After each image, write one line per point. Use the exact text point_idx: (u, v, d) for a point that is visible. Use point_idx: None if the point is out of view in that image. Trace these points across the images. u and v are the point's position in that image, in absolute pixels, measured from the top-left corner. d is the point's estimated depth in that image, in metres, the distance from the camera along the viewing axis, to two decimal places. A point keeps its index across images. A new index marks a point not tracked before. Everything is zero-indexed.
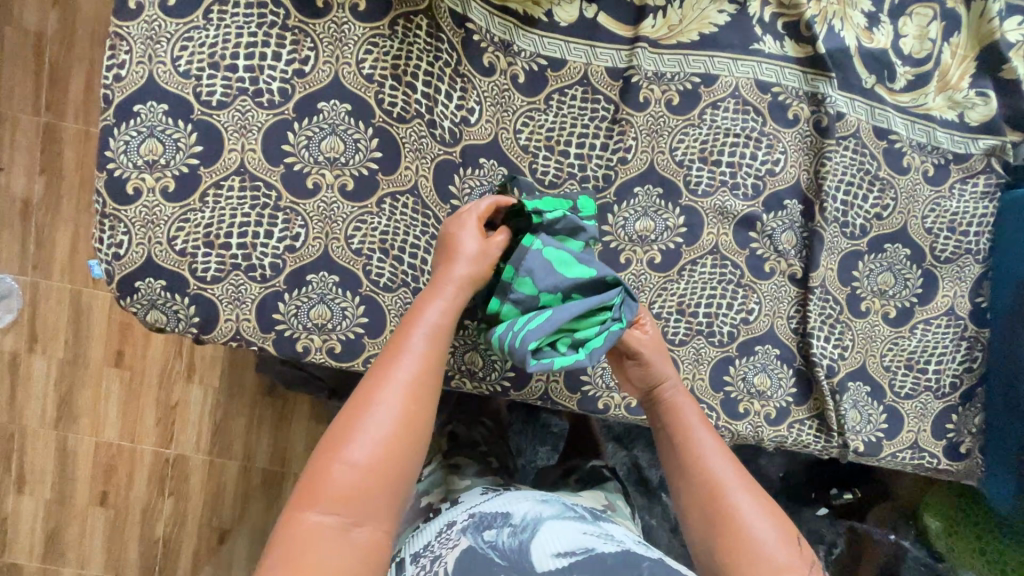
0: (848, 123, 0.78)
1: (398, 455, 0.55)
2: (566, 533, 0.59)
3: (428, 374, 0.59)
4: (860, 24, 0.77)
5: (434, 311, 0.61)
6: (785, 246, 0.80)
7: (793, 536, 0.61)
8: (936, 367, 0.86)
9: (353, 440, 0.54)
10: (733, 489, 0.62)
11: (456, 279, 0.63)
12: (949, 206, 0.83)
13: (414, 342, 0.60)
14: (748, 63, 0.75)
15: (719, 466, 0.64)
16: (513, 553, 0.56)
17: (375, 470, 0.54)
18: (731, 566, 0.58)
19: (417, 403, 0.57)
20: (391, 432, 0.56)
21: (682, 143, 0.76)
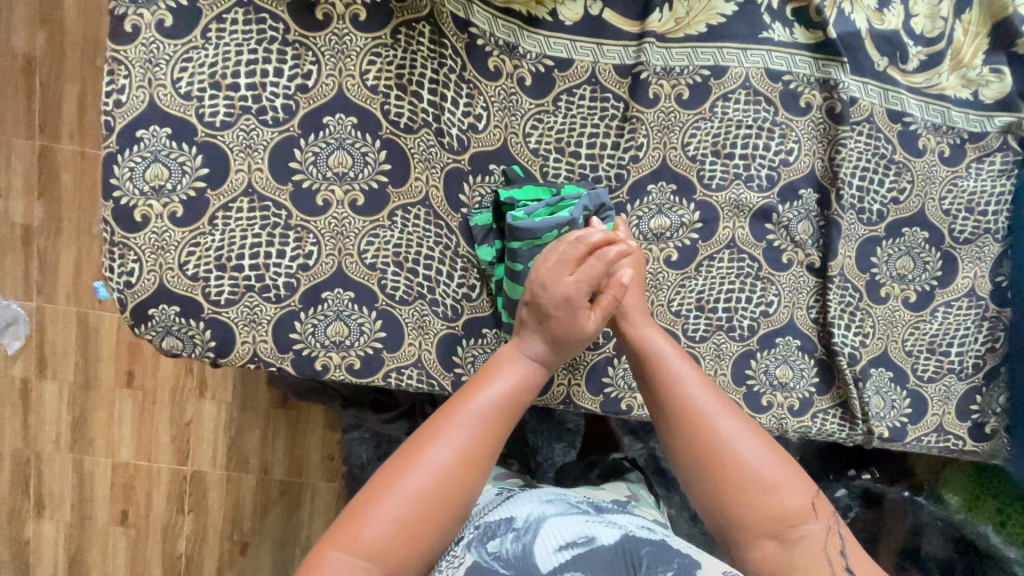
0: (861, 107, 0.77)
1: (451, 495, 0.54)
2: (568, 527, 0.56)
3: (483, 439, 0.57)
4: (871, 5, 0.75)
5: (512, 364, 0.61)
6: (801, 236, 0.79)
7: (785, 458, 0.61)
8: (958, 350, 0.85)
9: (408, 474, 0.54)
10: (720, 424, 0.61)
11: (553, 331, 0.61)
12: (966, 185, 0.82)
13: (488, 393, 0.59)
14: (757, 52, 0.74)
15: (704, 401, 0.63)
16: (518, 559, 0.53)
17: (429, 506, 0.53)
18: (731, 501, 0.59)
19: (480, 452, 0.56)
20: (435, 490, 0.54)
21: (694, 138, 0.75)
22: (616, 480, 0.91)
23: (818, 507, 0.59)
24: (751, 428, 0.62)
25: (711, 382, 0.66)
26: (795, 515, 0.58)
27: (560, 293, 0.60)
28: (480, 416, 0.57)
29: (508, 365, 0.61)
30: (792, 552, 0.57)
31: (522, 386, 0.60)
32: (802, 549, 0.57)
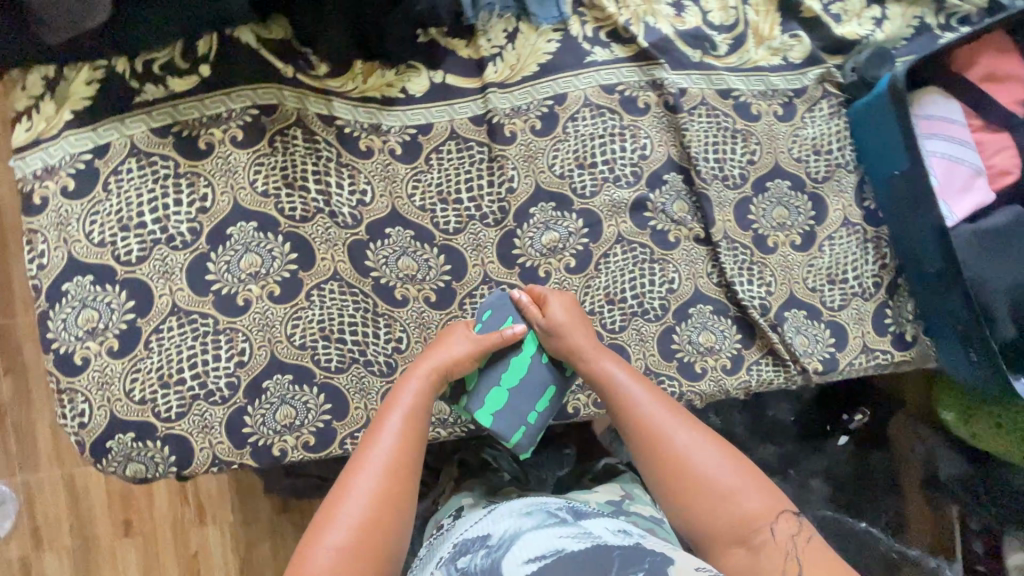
0: (692, 95, 0.88)
1: (373, 547, 0.60)
2: (540, 540, 0.62)
3: (401, 464, 0.65)
4: (670, 13, 0.87)
5: (405, 406, 0.68)
6: (679, 214, 0.88)
7: (741, 461, 0.68)
8: (855, 274, 0.93)
9: (326, 536, 0.59)
10: (676, 436, 0.68)
11: (435, 357, 0.72)
12: (808, 133, 0.92)
13: (388, 442, 0.66)
14: (588, 75, 0.85)
15: (659, 416, 0.70)
16: (488, 568, 0.61)
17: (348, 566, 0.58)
18: (693, 504, 0.65)
19: (393, 505, 0.62)
20: (366, 520, 0.61)
21: (558, 158, 0.84)
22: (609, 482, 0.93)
23: (781, 511, 0.64)
24: (705, 435, 0.69)
25: (667, 397, 0.73)
26: (750, 510, 0.64)
27: (449, 332, 0.74)
28: (387, 465, 0.64)
29: (398, 408, 0.68)
30: (755, 547, 0.62)
31: (415, 427, 0.68)
32: (766, 551, 0.61)
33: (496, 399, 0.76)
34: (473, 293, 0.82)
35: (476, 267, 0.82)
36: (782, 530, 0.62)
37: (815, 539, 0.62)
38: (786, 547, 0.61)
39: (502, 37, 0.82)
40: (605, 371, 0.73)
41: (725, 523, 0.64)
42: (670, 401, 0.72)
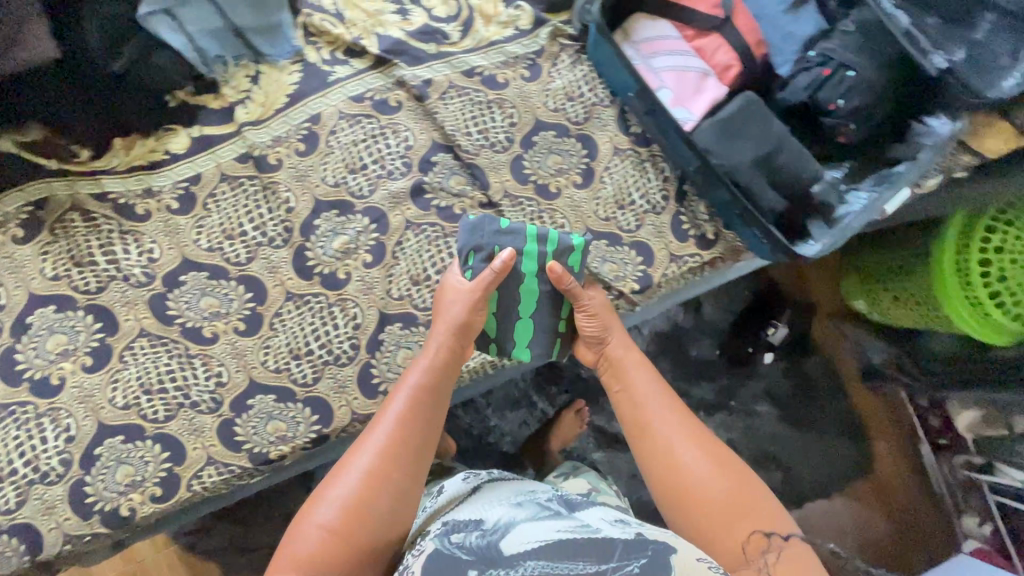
0: (438, 82, 0.96)
1: (352, 526, 0.61)
2: (549, 531, 0.58)
3: (400, 445, 0.67)
4: (396, 19, 0.97)
5: (449, 323, 0.79)
6: (457, 187, 0.95)
7: (749, 495, 0.64)
8: (642, 194, 1.00)
9: (332, 493, 0.63)
10: (659, 414, 0.73)
11: (449, 332, 0.79)
12: (557, 84, 1.00)
13: (434, 406, 0.72)
14: (335, 92, 0.93)
15: (655, 407, 0.74)
16: (483, 549, 0.56)
17: (331, 544, 0.60)
18: (682, 507, 0.65)
19: (383, 491, 0.64)
20: (354, 494, 0.63)
21: (329, 170, 0.92)
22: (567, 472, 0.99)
23: (776, 521, 0.62)
24: (693, 436, 0.70)
25: (678, 402, 0.74)
26: (746, 520, 0.62)
27: (449, 279, 0.83)
28: (394, 429, 0.68)
29: (399, 394, 0.72)
30: (736, 553, 0.60)
31: (434, 405, 0.72)
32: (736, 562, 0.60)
33: (523, 331, 0.87)
34: (279, 312, 0.88)
35: (275, 288, 0.88)
36: (771, 542, 0.60)
37: (808, 563, 0.59)
38: (769, 559, 0.58)
39: (245, 82, 0.91)
40: (595, 354, 0.86)
41: (726, 533, 0.62)
42: (682, 404, 0.73)
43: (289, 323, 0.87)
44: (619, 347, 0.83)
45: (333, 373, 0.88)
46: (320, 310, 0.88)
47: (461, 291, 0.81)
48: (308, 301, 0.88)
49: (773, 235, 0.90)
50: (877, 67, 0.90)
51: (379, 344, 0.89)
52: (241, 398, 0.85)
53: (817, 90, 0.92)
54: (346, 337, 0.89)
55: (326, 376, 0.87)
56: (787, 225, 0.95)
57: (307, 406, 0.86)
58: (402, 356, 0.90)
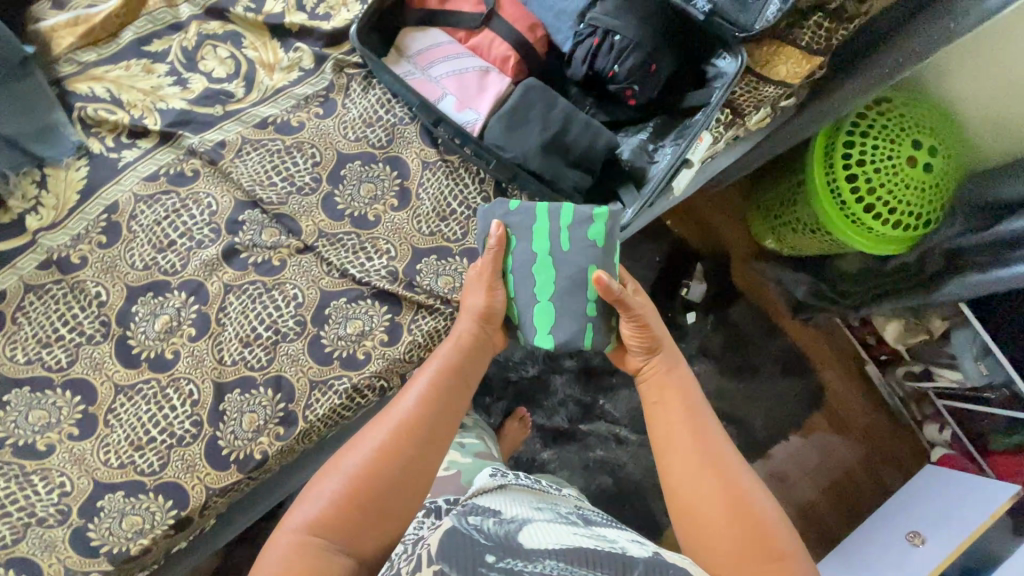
0: (230, 142, 0.96)
1: (362, 501, 0.68)
2: (566, 537, 0.60)
3: (427, 433, 0.74)
4: (175, 90, 0.96)
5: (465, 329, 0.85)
6: (271, 240, 0.94)
7: (753, 518, 0.67)
8: (462, 201, 0.99)
9: (347, 466, 0.70)
10: (683, 436, 0.75)
11: (470, 315, 0.86)
12: (354, 115, 1.00)
13: (445, 394, 0.78)
14: (126, 176, 0.92)
15: (677, 433, 0.76)
16: (505, 538, 0.58)
17: (345, 506, 0.67)
18: (686, 519, 0.70)
19: (396, 469, 0.70)
20: (370, 467, 0.69)
21: (137, 255, 0.91)
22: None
23: None
24: (709, 462, 0.72)
25: (696, 415, 0.78)
26: (752, 564, 0.65)
27: (473, 275, 0.88)
28: (412, 415, 0.74)
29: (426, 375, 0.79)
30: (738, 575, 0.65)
31: (449, 397, 0.78)
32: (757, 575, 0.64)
33: (545, 315, 0.86)
34: (112, 407, 0.87)
35: (103, 385, 0.87)
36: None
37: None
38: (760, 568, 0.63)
39: (33, 189, 0.90)
40: (640, 359, 0.87)
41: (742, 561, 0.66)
42: (689, 413, 0.78)
43: (125, 416, 0.87)
44: (662, 355, 0.86)
45: (180, 454, 0.87)
46: (154, 396, 0.88)
47: (476, 298, 0.87)
48: (140, 389, 0.88)
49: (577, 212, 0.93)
50: (643, 25, 0.89)
51: (221, 413, 0.89)
52: (88, 503, 0.84)
53: (593, 60, 0.92)
54: (186, 415, 0.88)
55: (173, 458, 0.86)
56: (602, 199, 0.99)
57: (159, 493, 0.85)
58: (248, 420, 0.89)
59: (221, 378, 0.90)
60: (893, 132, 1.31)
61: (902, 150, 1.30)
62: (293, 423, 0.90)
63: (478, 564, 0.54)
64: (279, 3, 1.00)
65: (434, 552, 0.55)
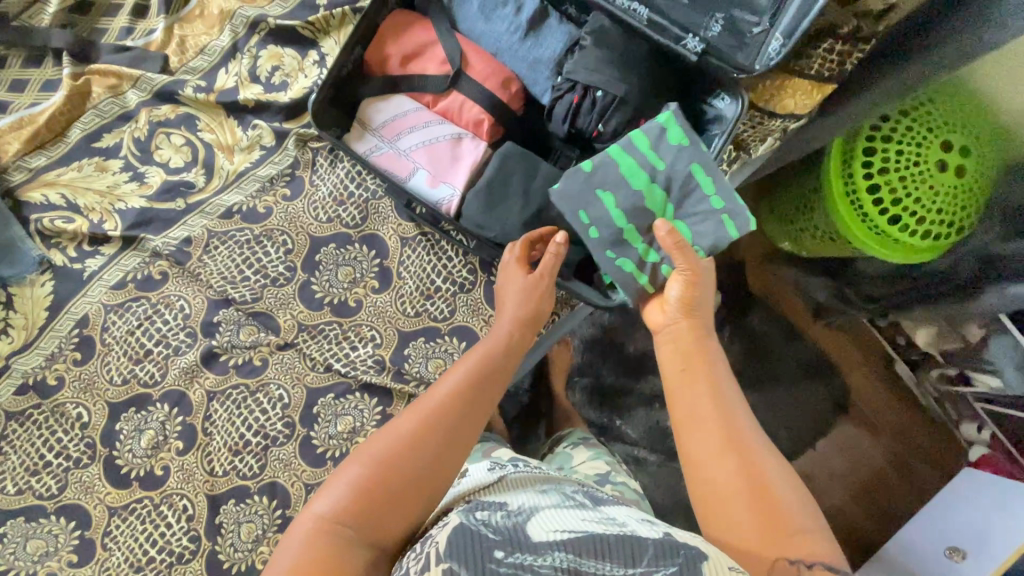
0: (197, 237, 0.90)
1: (388, 492, 0.55)
2: (581, 518, 0.50)
3: (471, 422, 0.63)
4: (133, 187, 0.90)
5: (518, 312, 0.76)
6: (250, 339, 0.89)
7: (783, 516, 0.54)
8: (446, 275, 0.92)
9: (374, 448, 0.58)
10: (705, 415, 0.62)
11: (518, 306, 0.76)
12: (323, 193, 0.93)
13: (490, 373, 0.68)
14: (93, 287, 0.88)
15: (699, 404, 0.63)
16: (507, 527, 0.47)
17: (361, 495, 0.55)
18: (708, 506, 0.58)
19: (425, 455, 0.58)
20: (400, 451, 0.58)
21: (115, 368, 0.87)
22: (580, 445, 1.02)
23: None
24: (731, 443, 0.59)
25: (717, 389, 0.64)
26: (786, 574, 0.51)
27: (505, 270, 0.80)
28: (451, 394, 0.64)
29: (468, 358, 0.69)
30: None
31: (490, 376, 0.68)
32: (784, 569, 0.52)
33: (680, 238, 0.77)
34: (108, 530, 0.84)
35: (96, 509, 0.84)
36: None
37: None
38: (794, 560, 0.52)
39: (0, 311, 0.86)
40: (665, 317, 0.73)
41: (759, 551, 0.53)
42: (712, 379, 0.65)
43: (122, 538, 0.84)
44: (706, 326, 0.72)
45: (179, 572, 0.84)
46: (149, 515, 0.85)
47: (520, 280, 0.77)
48: (133, 509, 0.85)
49: (568, 288, 0.83)
50: (628, 75, 0.80)
51: (218, 526, 0.85)
52: None
53: (574, 118, 0.83)
54: (183, 531, 0.85)
55: None
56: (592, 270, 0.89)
57: None
58: (245, 531, 0.85)
59: (215, 489, 0.87)
60: (915, 125, 0.96)
61: (929, 148, 0.96)
62: None
63: (485, 562, 0.43)
64: (232, 77, 0.93)
65: (441, 551, 0.44)
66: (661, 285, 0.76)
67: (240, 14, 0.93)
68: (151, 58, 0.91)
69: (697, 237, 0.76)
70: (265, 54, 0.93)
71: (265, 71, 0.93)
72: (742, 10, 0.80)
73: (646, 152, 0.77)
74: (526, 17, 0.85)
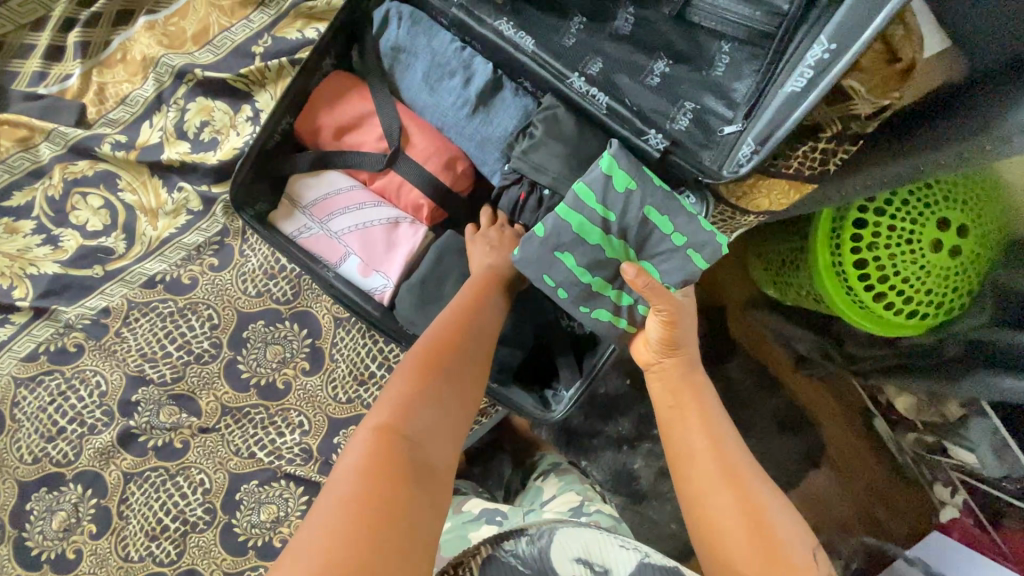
0: (115, 307, 0.85)
1: (419, 451, 0.49)
2: (598, 544, 0.56)
3: (471, 373, 0.59)
4: (48, 251, 0.85)
5: (480, 273, 0.71)
6: (169, 420, 0.84)
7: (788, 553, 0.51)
8: (379, 362, 0.84)
9: (386, 412, 0.51)
10: (702, 449, 0.59)
11: (473, 304, 0.66)
12: (252, 265, 0.86)
13: (494, 300, 0.68)
14: (3, 358, 0.83)
15: (693, 439, 0.60)
16: (534, 561, 0.54)
17: (410, 408, 0.52)
18: (714, 553, 0.54)
19: (452, 378, 0.57)
20: (415, 409, 0.52)
21: (25, 446, 0.83)
22: (551, 475, 0.92)
23: None
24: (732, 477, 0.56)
25: (711, 420, 0.61)
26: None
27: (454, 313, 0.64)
28: (458, 318, 0.63)
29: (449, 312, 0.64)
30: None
31: (490, 300, 0.68)
32: None
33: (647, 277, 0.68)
34: None
35: None
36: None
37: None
38: None
39: None
40: (651, 353, 0.69)
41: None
42: (708, 417, 0.61)
43: None
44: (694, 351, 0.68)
45: None
46: None
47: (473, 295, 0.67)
48: None
49: (506, 398, 0.79)
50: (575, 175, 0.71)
51: None
52: None
53: (519, 213, 0.76)
54: None
55: None
56: (533, 371, 0.83)
57: None
58: None
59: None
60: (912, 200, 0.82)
61: (922, 226, 0.82)
62: None
63: None
64: (156, 132, 0.86)
65: None
66: (642, 324, 0.70)
67: (165, 62, 0.85)
68: (67, 109, 0.85)
69: (666, 275, 0.66)
70: (193, 107, 0.86)
71: (193, 126, 0.86)
72: (716, 99, 0.72)
73: (594, 207, 0.65)
74: (475, 90, 0.76)
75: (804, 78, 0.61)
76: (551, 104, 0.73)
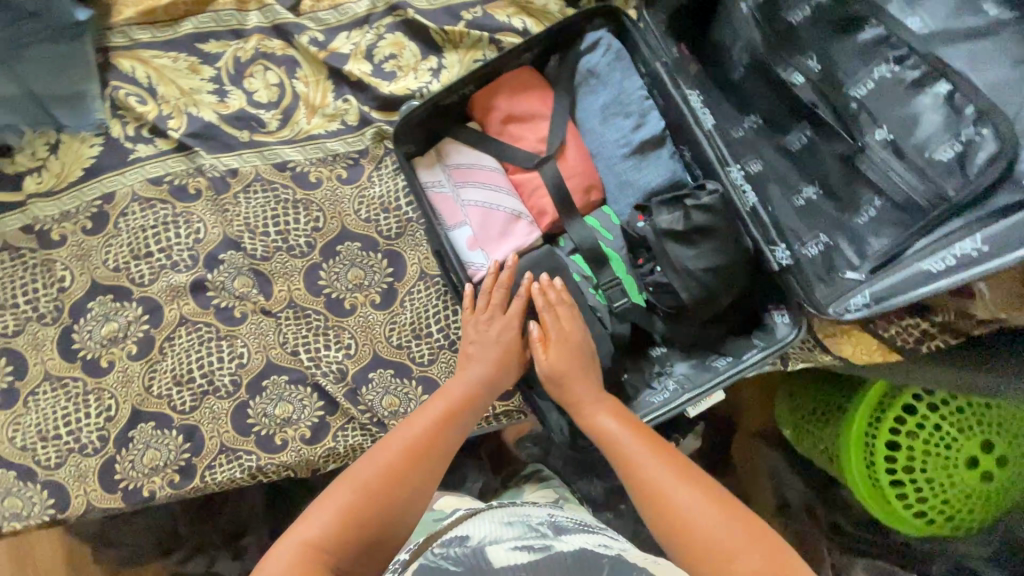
0: (244, 173, 0.91)
1: (370, 510, 0.59)
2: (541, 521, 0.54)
3: (446, 457, 0.66)
4: (212, 100, 0.92)
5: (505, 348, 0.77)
6: (240, 289, 0.89)
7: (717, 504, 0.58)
8: (440, 327, 0.89)
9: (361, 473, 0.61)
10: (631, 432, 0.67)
11: (485, 364, 0.75)
12: (373, 193, 0.92)
13: (467, 419, 0.71)
14: (133, 171, 0.90)
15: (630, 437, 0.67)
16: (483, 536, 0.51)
17: (346, 520, 0.57)
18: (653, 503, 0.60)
19: (399, 497, 0.61)
20: (380, 470, 0.61)
21: (111, 253, 0.89)
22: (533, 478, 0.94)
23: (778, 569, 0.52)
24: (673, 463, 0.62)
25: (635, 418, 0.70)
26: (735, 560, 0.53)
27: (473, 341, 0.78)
28: (429, 428, 0.67)
29: (449, 393, 0.72)
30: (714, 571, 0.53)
31: (462, 420, 0.70)
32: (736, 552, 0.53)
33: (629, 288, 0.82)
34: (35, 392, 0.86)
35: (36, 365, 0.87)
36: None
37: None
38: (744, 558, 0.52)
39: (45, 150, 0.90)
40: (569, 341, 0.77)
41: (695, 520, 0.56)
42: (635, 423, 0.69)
43: (46, 403, 0.86)
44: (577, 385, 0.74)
45: (76, 461, 0.84)
46: (76, 396, 0.86)
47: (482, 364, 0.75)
48: (67, 383, 0.86)
49: (540, 412, 0.84)
50: (703, 266, 0.74)
51: (128, 440, 0.85)
52: None
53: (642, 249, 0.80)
54: (97, 427, 0.85)
55: (68, 463, 0.84)
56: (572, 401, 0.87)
57: (44, 489, 0.83)
58: (147, 457, 0.85)
59: (142, 405, 0.86)
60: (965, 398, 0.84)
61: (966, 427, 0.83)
62: (189, 477, 0.84)
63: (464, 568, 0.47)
64: (349, 44, 0.93)
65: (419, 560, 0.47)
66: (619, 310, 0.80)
67: None
68: None
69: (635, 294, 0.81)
70: (389, 38, 0.93)
71: (382, 54, 0.93)
72: (848, 242, 0.74)
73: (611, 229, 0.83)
74: (640, 139, 0.81)
75: (943, 263, 0.64)
76: (710, 202, 0.74)
